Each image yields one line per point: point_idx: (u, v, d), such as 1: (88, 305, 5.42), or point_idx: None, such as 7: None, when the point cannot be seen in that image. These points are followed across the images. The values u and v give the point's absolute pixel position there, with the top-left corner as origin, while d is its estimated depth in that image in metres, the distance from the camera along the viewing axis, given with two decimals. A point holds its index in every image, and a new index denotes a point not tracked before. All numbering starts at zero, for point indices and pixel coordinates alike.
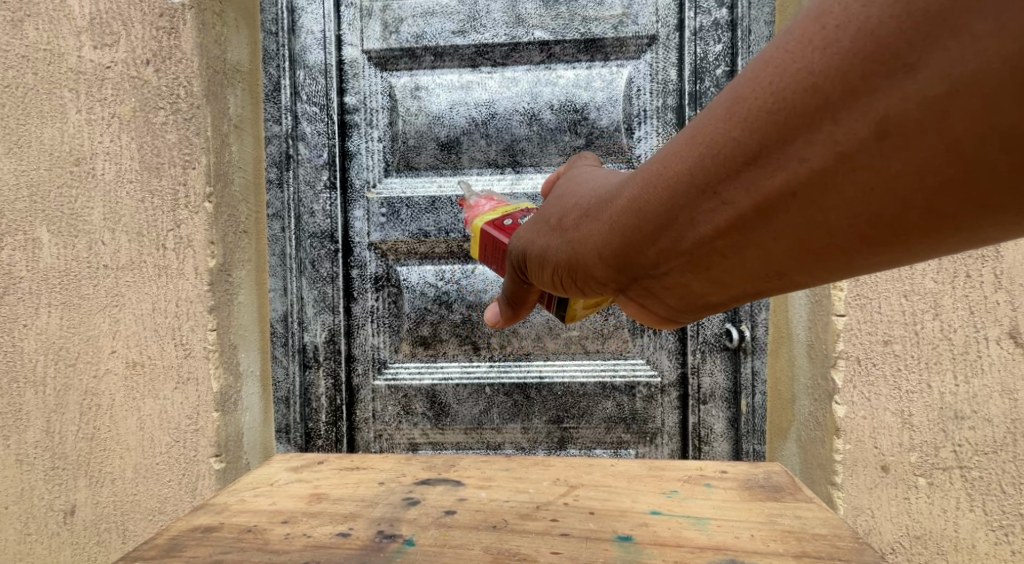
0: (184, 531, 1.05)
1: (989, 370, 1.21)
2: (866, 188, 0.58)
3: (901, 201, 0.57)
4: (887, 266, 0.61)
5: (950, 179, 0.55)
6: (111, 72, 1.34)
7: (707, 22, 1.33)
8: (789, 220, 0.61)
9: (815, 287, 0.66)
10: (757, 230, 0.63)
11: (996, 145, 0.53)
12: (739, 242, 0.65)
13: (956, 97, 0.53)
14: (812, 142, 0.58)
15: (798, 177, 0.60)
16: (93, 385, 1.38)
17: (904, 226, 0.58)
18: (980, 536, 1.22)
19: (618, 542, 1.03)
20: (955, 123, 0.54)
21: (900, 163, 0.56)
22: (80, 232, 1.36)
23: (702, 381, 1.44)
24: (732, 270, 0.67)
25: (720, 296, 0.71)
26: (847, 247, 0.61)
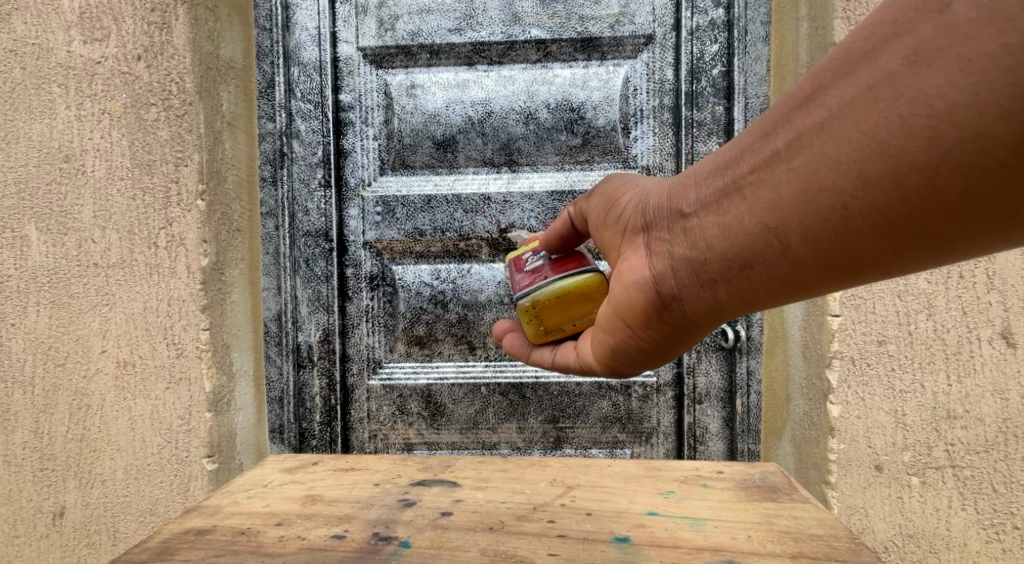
0: (176, 533, 1.05)
1: (981, 370, 1.23)
2: (881, 120, 0.72)
3: (909, 136, 0.71)
4: (879, 211, 0.74)
5: (954, 118, 0.70)
6: (102, 67, 1.32)
7: (703, 22, 1.33)
8: (816, 150, 0.75)
9: (805, 244, 0.78)
10: (789, 157, 0.77)
11: (1000, 93, 0.68)
12: (772, 171, 0.78)
13: (973, 48, 0.69)
14: (852, 81, 0.74)
15: (834, 111, 0.75)
16: (82, 385, 1.36)
17: (903, 162, 0.72)
18: (971, 534, 1.24)
19: (617, 543, 1.03)
20: (963, 74, 0.69)
21: (912, 101, 0.71)
22: (69, 230, 1.34)
23: (697, 381, 1.44)
24: (754, 204, 0.80)
25: (729, 245, 0.82)
26: (853, 183, 0.74)
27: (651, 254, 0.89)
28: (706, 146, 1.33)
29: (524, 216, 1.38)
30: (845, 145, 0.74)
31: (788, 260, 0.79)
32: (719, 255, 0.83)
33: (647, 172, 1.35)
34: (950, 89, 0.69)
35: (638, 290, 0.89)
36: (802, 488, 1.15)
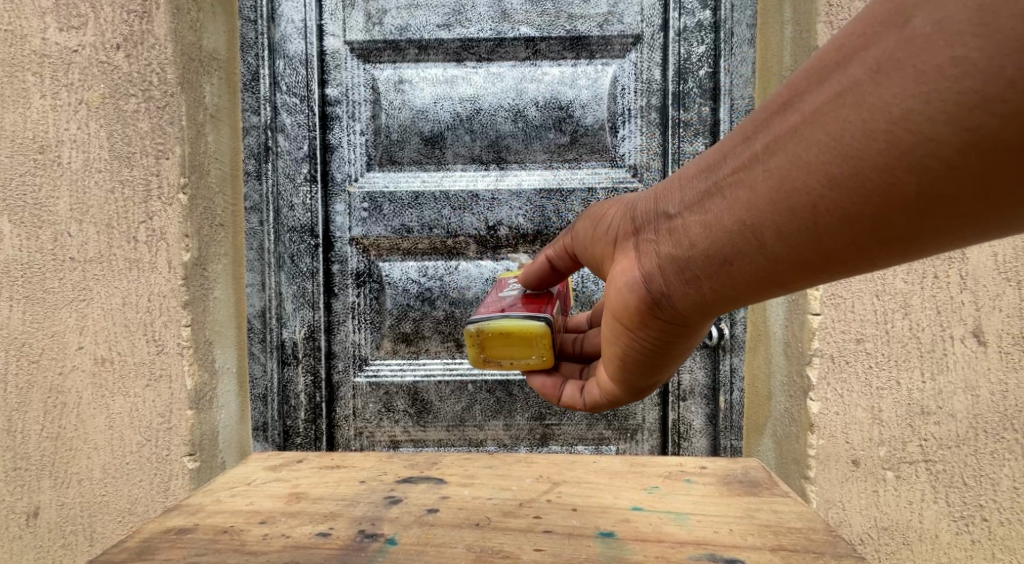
0: (157, 533, 1.02)
1: (954, 368, 1.27)
2: (849, 126, 0.72)
3: (874, 140, 0.71)
4: (851, 215, 0.74)
5: (916, 119, 0.69)
6: (78, 56, 1.28)
7: (690, 23, 1.34)
8: (786, 155, 0.76)
9: (778, 248, 0.78)
10: (761, 163, 0.77)
11: (965, 95, 0.67)
12: (745, 176, 0.79)
13: (935, 46, 0.68)
14: (822, 87, 0.74)
15: (805, 117, 0.74)
16: (58, 382, 1.32)
17: (869, 167, 0.72)
18: (943, 527, 1.28)
19: (600, 538, 1.04)
20: (930, 75, 0.68)
21: (878, 106, 0.70)
22: (44, 223, 1.31)
23: (682, 378, 1.48)
24: (728, 210, 0.80)
25: (707, 248, 0.83)
26: (824, 188, 0.74)
27: (639, 256, 0.90)
28: (692, 145, 1.34)
29: (511, 214, 1.38)
30: (814, 149, 0.74)
31: (765, 263, 0.80)
32: (699, 254, 0.83)
33: (633, 171, 1.37)
34: (914, 92, 0.69)
35: (630, 293, 0.90)
36: (781, 484, 1.17)
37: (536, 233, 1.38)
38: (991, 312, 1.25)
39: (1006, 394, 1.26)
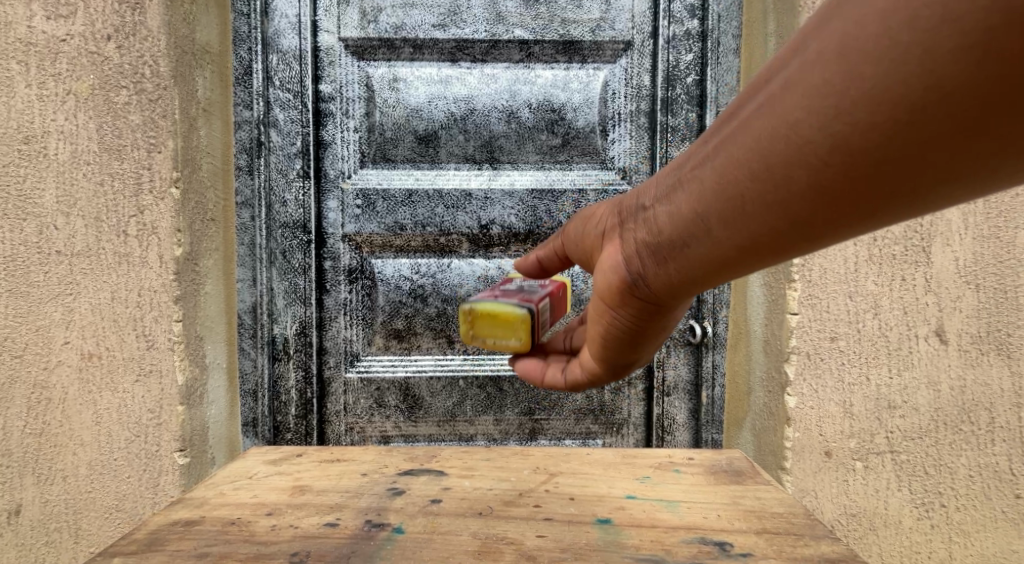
0: (163, 525, 1.03)
1: (918, 364, 1.33)
2: (817, 100, 0.72)
3: (842, 113, 0.71)
4: (819, 188, 0.74)
5: (881, 93, 0.69)
6: (67, 46, 1.26)
7: (680, 31, 1.39)
8: (758, 127, 0.76)
9: (749, 220, 0.79)
10: (735, 136, 0.78)
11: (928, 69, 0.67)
12: (719, 150, 0.79)
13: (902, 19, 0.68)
14: (795, 61, 0.74)
15: (777, 90, 0.75)
16: (42, 378, 1.30)
17: (835, 141, 0.72)
18: (906, 513, 1.35)
19: (598, 524, 1.07)
20: (896, 51, 0.68)
21: (846, 81, 0.71)
22: (28, 215, 1.27)
23: (667, 374, 1.52)
24: (701, 182, 0.81)
25: (682, 221, 0.84)
26: (793, 161, 0.75)
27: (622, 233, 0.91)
28: (680, 149, 1.40)
29: (504, 213, 1.42)
30: (783, 121, 0.74)
31: (734, 236, 0.81)
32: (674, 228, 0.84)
33: (623, 173, 1.42)
34: (879, 67, 0.69)
35: (612, 272, 0.92)
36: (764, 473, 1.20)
37: (527, 232, 1.42)
38: (953, 313, 1.32)
39: (964, 389, 1.33)
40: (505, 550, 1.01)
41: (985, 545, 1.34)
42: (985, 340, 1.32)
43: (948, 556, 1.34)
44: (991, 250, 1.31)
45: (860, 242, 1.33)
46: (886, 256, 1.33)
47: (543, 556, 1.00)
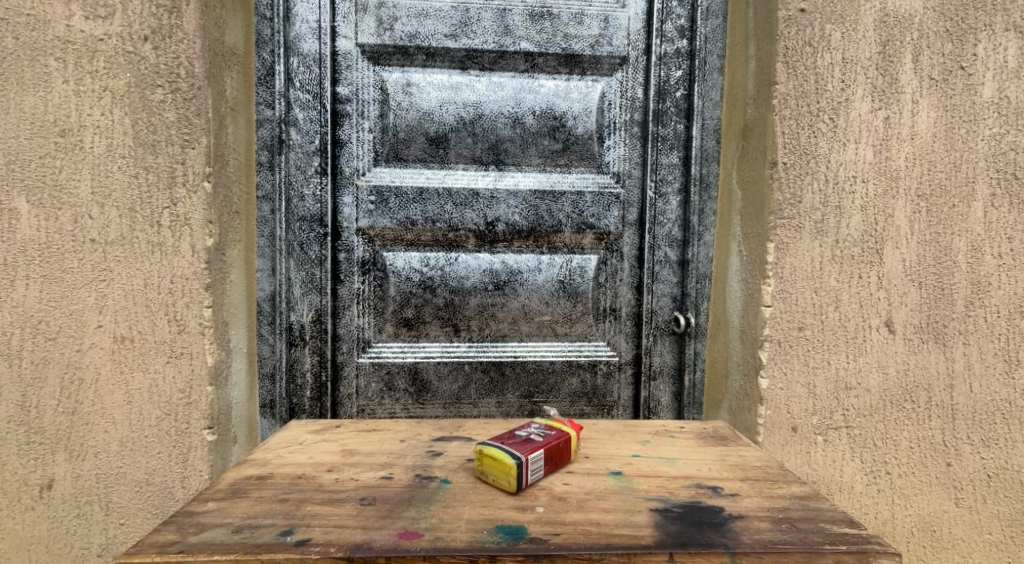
0: (240, 478, 1.16)
1: (870, 350, 1.50)
2: None
3: None
4: None
5: None
6: (104, 45, 1.33)
7: (670, 49, 1.63)
8: None
9: None
10: None
11: None
12: None
13: None
14: None
15: None
16: (75, 359, 1.36)
17: None
18: (857, 479, 1.52)
19: (613, 475, 1.21)
20: None
21: None
22: (64, 205, 1.34)
23: (653, 360, 1.68)
24: None
25: None
26: None
27: None
28: (667, 157, 1.64)
29: (508, 211, 1.62)
30: None
31: None
32: None
33: (617, 178, 1.66)
34: None
35: None
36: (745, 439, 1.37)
37: (530, 229, 1.63)
38: (899, 306, 1.50)
39: (907, 371, 1.51)
40: (539, 494, 1.14)
41: (922, 507, 1.53)
42: (924, 330, 1.50)
43: (891, 516, 1.53)
44: (931, 253, 1.49)
45: (825, 244, 1.48)
46: (846, 256, 1.48)
47: (572, 497, 1.14)
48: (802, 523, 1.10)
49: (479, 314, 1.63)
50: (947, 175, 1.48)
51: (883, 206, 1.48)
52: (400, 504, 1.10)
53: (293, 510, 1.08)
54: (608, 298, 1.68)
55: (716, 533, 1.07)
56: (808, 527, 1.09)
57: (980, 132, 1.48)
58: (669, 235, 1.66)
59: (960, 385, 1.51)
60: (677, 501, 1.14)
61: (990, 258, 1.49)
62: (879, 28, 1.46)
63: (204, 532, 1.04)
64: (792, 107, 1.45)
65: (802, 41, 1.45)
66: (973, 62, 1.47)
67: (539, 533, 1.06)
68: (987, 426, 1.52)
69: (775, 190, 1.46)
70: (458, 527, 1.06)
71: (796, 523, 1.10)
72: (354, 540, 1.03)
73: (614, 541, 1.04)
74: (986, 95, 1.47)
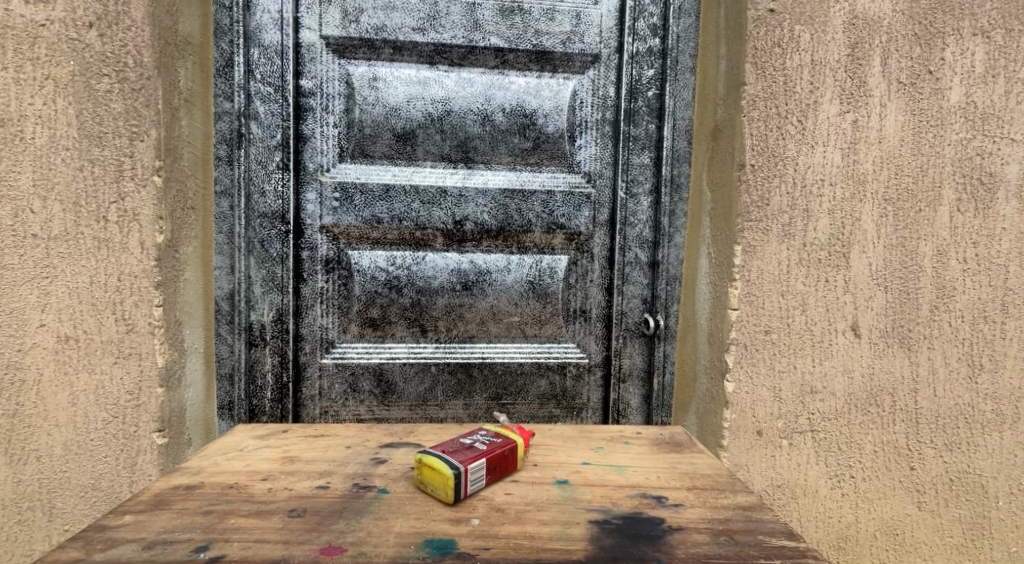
0: (166, 489, 1.12)
1: (836, 354, 1.50)
2: None
3: None
4: None
5: None
6: (46, 31, 1.28)
7: (642, 48, 1.60)
8: None
9: None
10: None
11: None
12: None
13: None
14: None
15: None
16: (15, 359, 1.29)
17: None
18: (822, 483, 1.52)
19: (558, 484, 1.19)
20: None
21: None
22: (4, 197, 1.27)
23: (623, 362, 1.65)
24: None
25: None
26: None
27: None
28: (639, 157, 1.62)
29: (477, 210, 1.58)
30: None
31: None
32: None
33: (588, 178, 1.63)
34: None
35: None
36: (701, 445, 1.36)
37: (499, 228, 1.60)
38: (865, 310, 1.50)
39: (873, 376, 1.51)
40: (476, 505, 1.12)
41: (886, 510, 1.53)
42: (890, 334, 1.51)
43: (855, 519, 1.53)
44: (897, 257, 1.49)
45: (792, 247, 1.47)
46: (813, 260, 1.48)
47: (511, 508, 1.12)
48: (741, 535, 1.09)
49: (446, 315, 1.59)
50: (914, 179, 1.49)
51: (850, 210, 1.48)
52: (330, 517, 1.08)
53: (215, 523, 1.06)
54: (578, 299, 1.65)
55: (652, 547, 1.06)
56: (747, 540, 1.08)
57: (947, 136, 1.49)
58: (640, 236, 1.64)
59: (924, 390, 1.52)
60: (618, 512, 1.12)
61: (956, 262, 1.50)
62: (848, 31, 1.46)
63: (113, 549, 1.00)
64: (760, 108, 1.45)
65: (771, 42, 1.44)
66: (940, 66, 1.48)
67: (469, 547, 1.04)
68: (950, 430, 1.53)
69: (742, 192, 1.45)
70: (386, 541, 1.04)
71: (735, 536, 1.08)
72: (272, 556, 1.00)
73: (545, 556, 1.03)
74: (953, 100, 1.48)
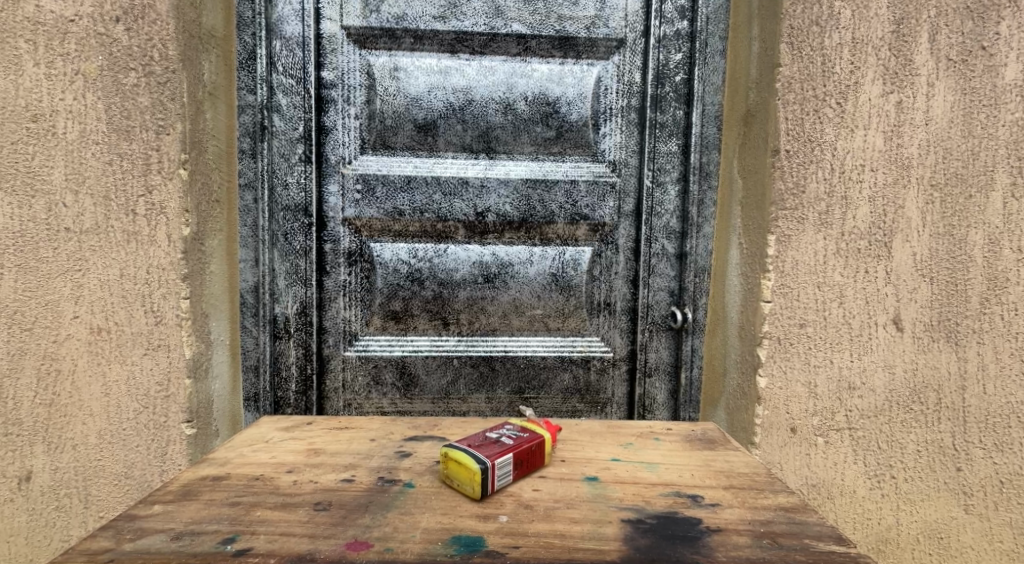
0: (192, 480, 1.14)
1: (877, 349, 1.42)
2: None
3: None
4: None
5: None
6: (75, 26, 1.30)
7: (669, 31, 1.57)
8: None
9: None
10: None
11: None
12: None
13: None
14: None
15: None
16: (52, 350, 1.33)
17: None
18: (860, 483, 1.45)
19: (587, 481, 1.16)
20: None
21: None
22: (38, 192, 1.31)
23: (649, 356, 1.63)
24: None
25: None
26: None
27: None
28: (666, 144, 1.59)
29: (498, 201, 1.59)
30: None
31: None
32: None
33: (613, 166, 1.61)
34: None
35: None
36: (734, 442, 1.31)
37: (521, 220, 1.60)
38: (909, 303, 1.42)
39: (916, 371, 1.43)
40: (504, 501, 1.11)
41: (929, 513, 1.45)
42: (936, 328, 1.42)
43: (896, 522, 1.45)
44: (944, 246, 1.41)
45: (830, 236, 1.40)
46: (852, 249, 1.41)
47: (540, 505, 1.10)
48: (784, 539, 1.04)
49: (469, 307, 1.60)
50: (964, 163, 1.40)
51: (893, 197, 1.40)
52: (355, 511, 1.08)
53: (242, 515, 1.06)
54: (602, 292, 1.64)
55: (689, 549, 1.02)
56: (792, 544, 1.03)
57: (1001, 116, 1.39)
58: (667, 227, 1.61)
59: (973, 387, 1.43)
60: (652, 512, 1.09)
61: (1010, 252, 1.41)
62: (893, 6, 1.37)
63: (142, 539, 1.02)
64: (796, 91, 1.38)
65: (809, 20, 1.37)
66: (995, 41, 1.38)
67: (497, 545, 1.02)
68: (1001, 430, 1.44)
69: (776, 178, 1.39)
70: (412, 537, 1.03)
71: (778, 539, 1.04)
72: (298, 550, 1.00)
73: (577, 556, 1.00)
74: (1008, 77, 1.39)
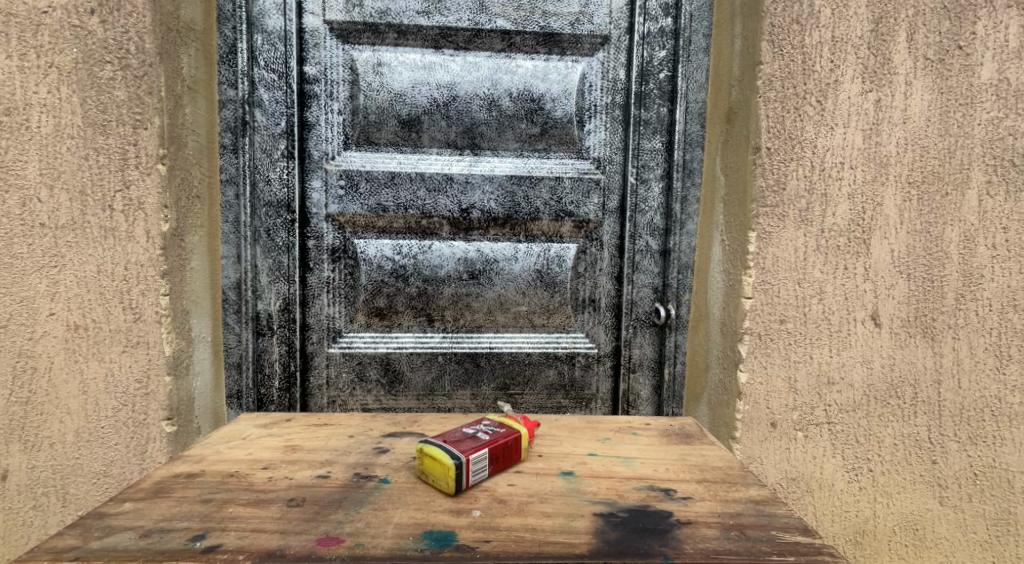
0: (167, 477, 1.13)
1: (854, 345, 1.44)
2: None
3: None
4: None
5: None
6: (49, 18, 1.28)
7: (654, 28, 1.58)
8: None
9: None
10: None
11: None
12: None
13: None
14: None
15: None
16: (27, 347, 1.31)
17: None
18: (839, 477, 1.47)
19: (563, 476, 1.17)
20: None
21: None
22: (11, 187, 1.28)
23: (633, 352, 1.64)
24: None
25: None
26: None
27: None
28: (649, 142, 1.60)
29: (483, 197, 1.59)
30: None
31: None
32: None
33: (597, 163, 1.62)
34: None
35: None
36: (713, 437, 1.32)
37: (506, 216, 1.60)
38: (886, 299, 1.44)
39: (893, 366, 1.45)
40: (479, 496, 1.11)
41: (905, 504, 1.48)
42: (912, 323, 1.45)
43: (873, 514, 1.48)
44: (921, 243, 1.43)
45: (809, 233, 1.42)
46: (831, 246, 1.42)
47: (514, 500, 1.10)
48: (752, 531, 1.06)
49: (453, 303, 1.60)
50: (941, 161, 1.42)
51: (871, 194, 1.42)
52: (329, 507, 1.07)
53: (214, 511, 1.05)
54: (587, 288, 1.64)
55: (658, 542, 1.03)
56: (759, 536, 1.05)
57: (977, 115, 1.41)
58: (651, 224, 1.62)
59: (948, 381, 1.46)
60: (624, 505, 1.10)
61: (984, 248, 1.43)
62: (872, 5, 1.39)
63: (112, 537, 1.01)
64: (777, 89, 1.39)
65: (790, 18, 1.38)
66: (971, 41, 1.40)
67: (468, 539, 1.02)
68: (975, 423, 1.47)
69: (757, 176, 1.40)
70: (384, 532, 1.03)
71: (746, 531, 1.06)
72: (268, 547, 1.00)
73: (547, 549, 1.01)
74: (984, 76, 1.41)
